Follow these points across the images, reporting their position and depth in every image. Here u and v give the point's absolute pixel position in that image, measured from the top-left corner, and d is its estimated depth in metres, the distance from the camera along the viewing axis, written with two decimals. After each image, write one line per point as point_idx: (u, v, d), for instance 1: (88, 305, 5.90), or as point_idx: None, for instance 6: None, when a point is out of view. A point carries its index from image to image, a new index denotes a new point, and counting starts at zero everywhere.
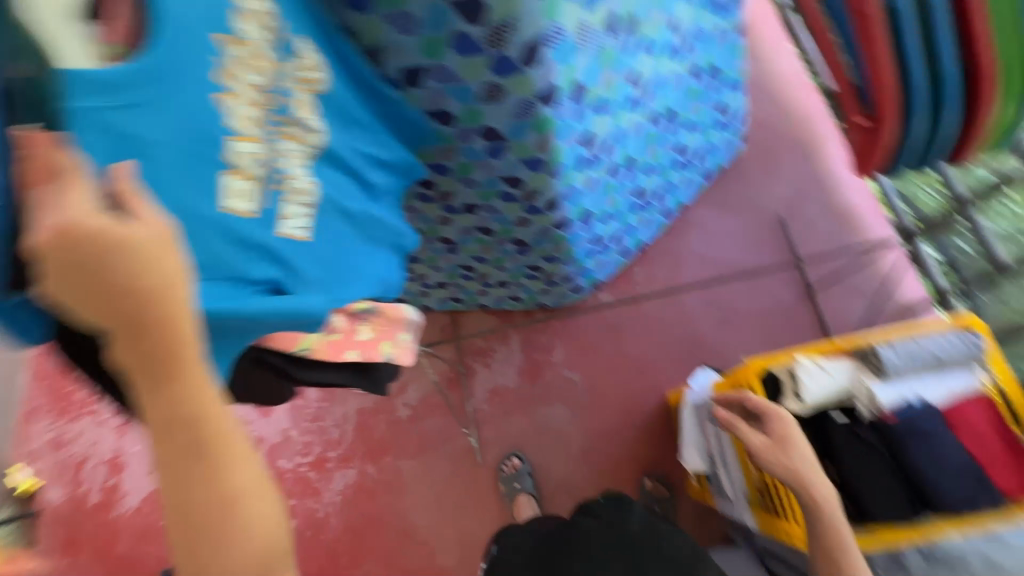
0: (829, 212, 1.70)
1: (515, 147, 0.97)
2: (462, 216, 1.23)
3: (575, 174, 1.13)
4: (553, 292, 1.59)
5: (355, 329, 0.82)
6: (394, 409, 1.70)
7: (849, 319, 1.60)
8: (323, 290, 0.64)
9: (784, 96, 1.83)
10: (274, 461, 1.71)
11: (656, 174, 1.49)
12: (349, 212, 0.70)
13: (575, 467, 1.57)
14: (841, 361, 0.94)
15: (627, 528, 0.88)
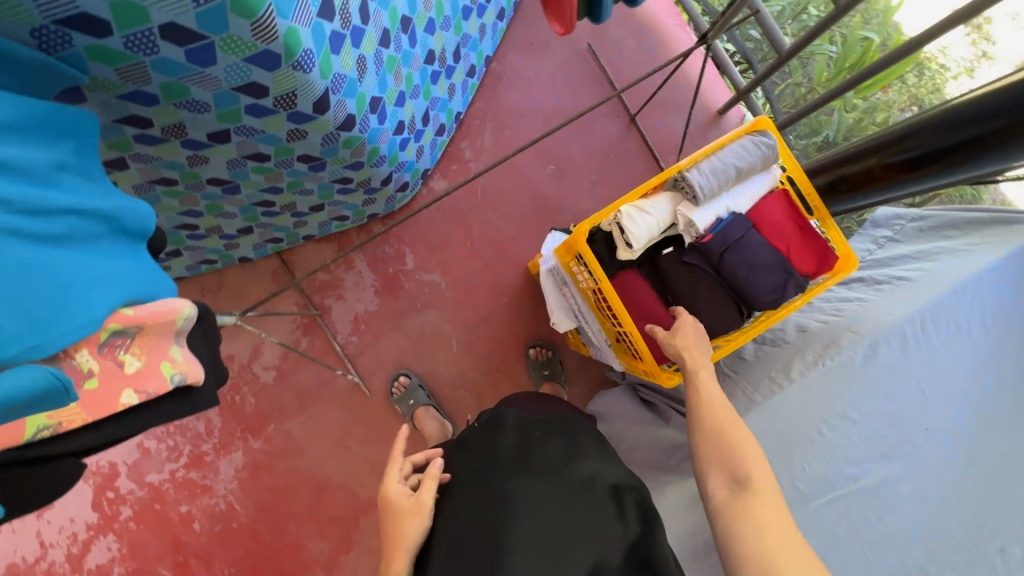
0: (633, 29, 1.62)
1: (224, 43, 0.72)
2: (216, 149, 0.96)
3: (334, 58, 0.89)
4: (379, 199, 1.41)
5: (120, 361, 0.63)
6: (257, 377, 1.53)
7: (673, 135, 1.63)
8: (45, 326, 0.52)
9: None
10: (144, 478, 1.52)
11: (443, 30, 1.27)
12: (5, 223, 0.51)
13: (464, 363, 1.57)
14: (659, 197, 0.88)
15: (496, 449, 0.80)
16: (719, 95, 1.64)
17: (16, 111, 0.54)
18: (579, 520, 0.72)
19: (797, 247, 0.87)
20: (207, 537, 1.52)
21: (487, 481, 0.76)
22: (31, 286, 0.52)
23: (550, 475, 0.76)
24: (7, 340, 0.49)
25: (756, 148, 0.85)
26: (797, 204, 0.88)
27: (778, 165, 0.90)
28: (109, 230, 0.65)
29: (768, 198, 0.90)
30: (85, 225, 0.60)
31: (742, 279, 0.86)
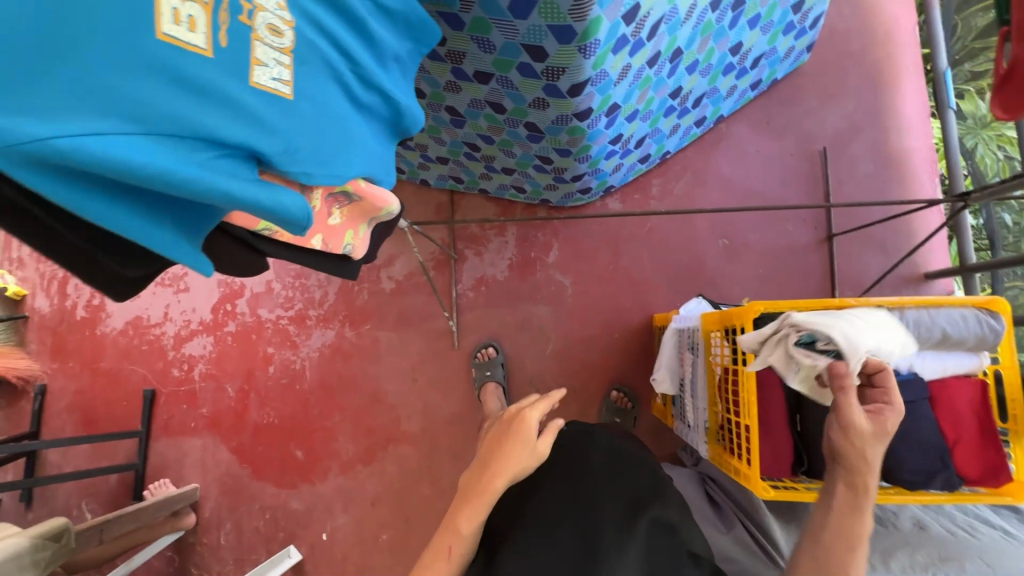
0: (878, 154, 1.53)
1: (543, 7, 0.81)
2: (471, 86, 1.07)
3: (609, 57, 0.96)
4: (560, 190, 1.48)
5: (331, 214, 0.75)
6: (379, 280, 1.68)
7: (862, 273, 1.52)
8: (321, 165, 0.56)
9: (872, 6, 1.56)
10: (255, 309, 1.73)
11: (700, 75, 1.30)
12: (343, 74, 0.59)
13: (548, 368, 1.59)
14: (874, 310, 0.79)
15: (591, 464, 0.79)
16: (936, 260, 1.49)
17: (407, 6, 0.64)
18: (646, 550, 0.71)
19: (966, 444, 0.78)
20: (273, 383, 1.71)
21: (575, 497, 0.75)
22: (333, 133, 0.58)
23: (642, 509, 0.72)
24: (297, 162, 0.54)
25: (977, 325, 0.77)
26: (990, 401, 0.79)
27: (990, 354, 0.81)
28: (389, 130, 0.72)
29: (959, 379, 0.81)
30: (383, 108, 0.67)
31: (889, 443, 0.79)
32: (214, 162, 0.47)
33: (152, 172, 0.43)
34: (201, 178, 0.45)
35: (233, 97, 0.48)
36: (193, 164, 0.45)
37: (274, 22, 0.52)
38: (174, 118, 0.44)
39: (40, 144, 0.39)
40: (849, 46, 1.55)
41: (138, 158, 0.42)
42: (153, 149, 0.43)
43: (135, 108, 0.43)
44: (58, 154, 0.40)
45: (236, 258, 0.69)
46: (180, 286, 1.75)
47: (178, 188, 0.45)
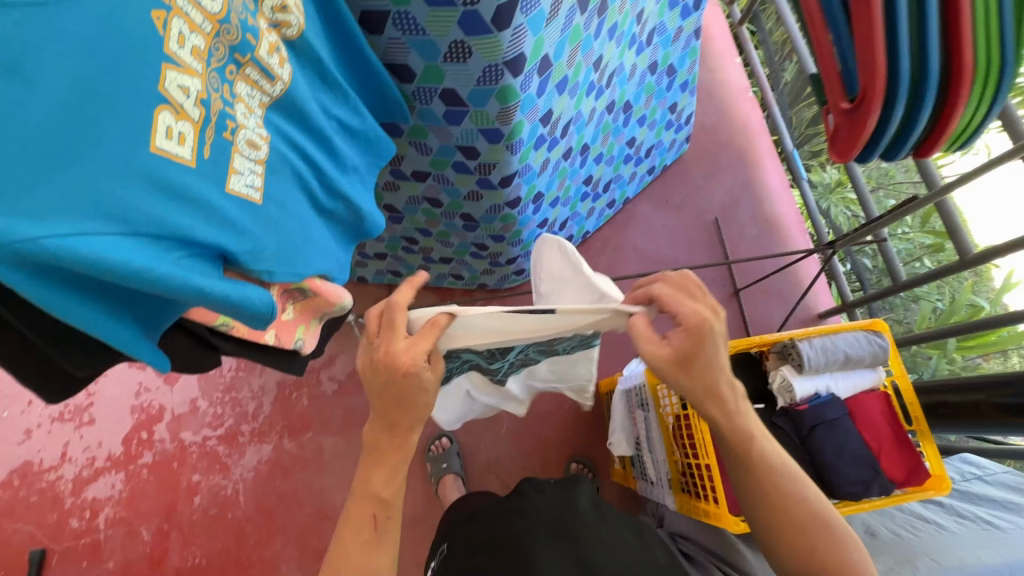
0: (758, 220, 1.81)
1: (475, 114, 0.93)
2: (409, 184, 1.16)
3: (532, 152, 1.10)
4: (496, 273, 1.57)
5: (285, 309, 0.70)
6: (319, 383, 1.61)
7: (768, 321, 1.72)
8: (282, 263, 0.59)
9: (728, 106, 1.92)
10: (177, 433, 1.57)
11: (606, 164, 1.50)
12: (308, 182, 0.64)
13: (505, 450, 1.57)
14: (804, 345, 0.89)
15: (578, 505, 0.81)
16: (824, 302, 1.73)
17: (366, 126, 0.72)
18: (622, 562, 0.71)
19: (887, 449, 0.88)
20: (200, 516, 1.51)
21: (564, 532, 0.75)
22: (294, 233, 0.61)
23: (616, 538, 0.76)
24: (264, 261, 0.56)
25: (870, 344, 0.91)
26: (896, 408, 0.91)
27: (885, 367, 0.95)
28: (343, 233, 0.76)
29: (868, 393, 0.94)
30: (344, 212, 0.72)
31: (828, 459, 0.88)
32: (188, 261, 0.46)
33: (130, 270, 0.41)
34: (180, 276, 0.44)
35: (211, 202, 0.49)
36: (169, 263, 0.44)
37: (252, 137, 0.55)
38: (157, 220, 0.43)
39: (15, 245, 0.36)
40: (717, 137, 1.89)
41: (121, 258, 0.40)
42: (134, 249, 0.42)
43: (119, 208, 0.41)
44: (32, 255, 0.37)
45: (190, 356, 0.65)
46: (83, 419, 1.56)
47: (155, 287, 0.43)
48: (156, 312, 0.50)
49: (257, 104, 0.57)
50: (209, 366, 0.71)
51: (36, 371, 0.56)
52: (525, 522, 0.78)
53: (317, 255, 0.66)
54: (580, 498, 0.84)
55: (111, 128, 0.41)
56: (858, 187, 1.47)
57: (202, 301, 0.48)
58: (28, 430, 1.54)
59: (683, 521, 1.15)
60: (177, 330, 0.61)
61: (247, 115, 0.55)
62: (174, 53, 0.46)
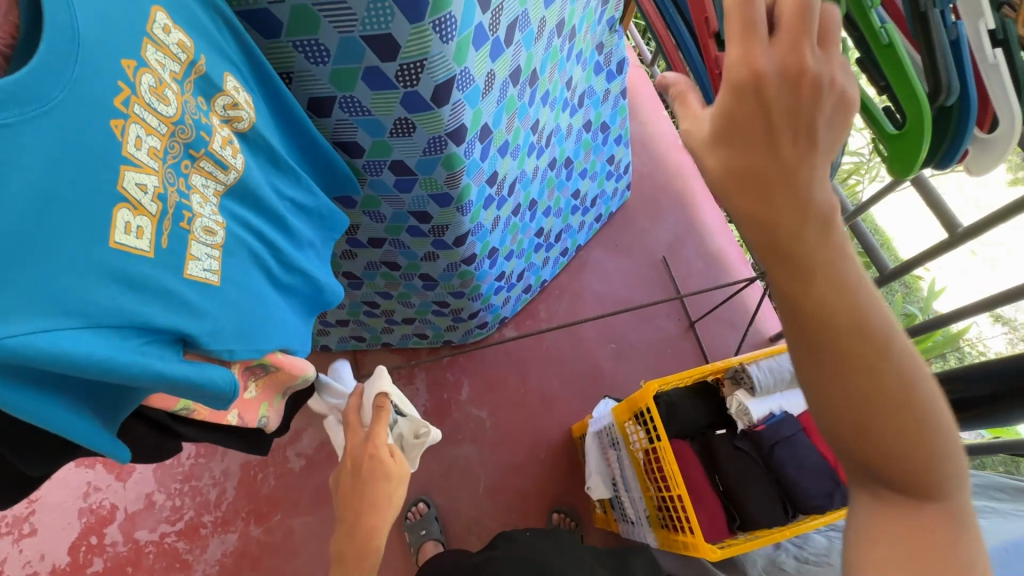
0: (703, 255, 1.93)
1: (424, 181, 0.99)
2: (367, 250, 1.20)
3: (482, 211, 1.17)
4: (460, 329, 1.59)
5: (247, 388, 0.70)
6: (286, 460, 1.55)
7: (725, 348, 1.80)
8: (241, 341, 0.60)
9: (661, 154, 2.08)
10: (131, 533, 1.46)
11: (555, 215, 1.59)
12: (264, 260, 0.67)
13: (484, 508, 1.54)
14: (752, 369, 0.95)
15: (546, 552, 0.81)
16: (772, 326, 1.83)
17: (317, 202, 0.76)
18: None
19: (843, 458, 0.93)
20: None
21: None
22: (253, 311, 0.63)
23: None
24: (223, 340, 0.57)
25: None
26: None
27: None
28: (304, 307, 0.78)
29: None
30: (301, 286, 0.74)
31: (791, 475, 0.92)
32: (146, 347, 0.47)
33: (90, 360, 0.42)
34: (139, 363, 0.46)
35: (170, 288, 0.51)
36: (128, 350, 0.45)
37: (209, 224, 0.58)
38: (116, 309, 0.45)
39: None
40: (655, 182, 2.03)
41: (80, 349, 0.41)
42: (93, 340, 0.43)
43: (78, 304, 0.42)
44: None
45: (150, 446, 0.63)
46: (23, 531, 1.42)
47: (113, 376, 0.44)
48: (115, 401, 0.50)
49: (211, 193, 0.60)
50: (171, 452, 0.69)
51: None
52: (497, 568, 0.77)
53: (278, 330, 0.67)
54: (551, 547, 0.83)
55: (75, 229, 0.43)
56: None
57: (162, 385, 0.49)
58: None
59: (669, 558, 1.14)
60: (136, 419, 0.60)
61: (203, 205, 0.58)
62: (133, 153, 0.49)
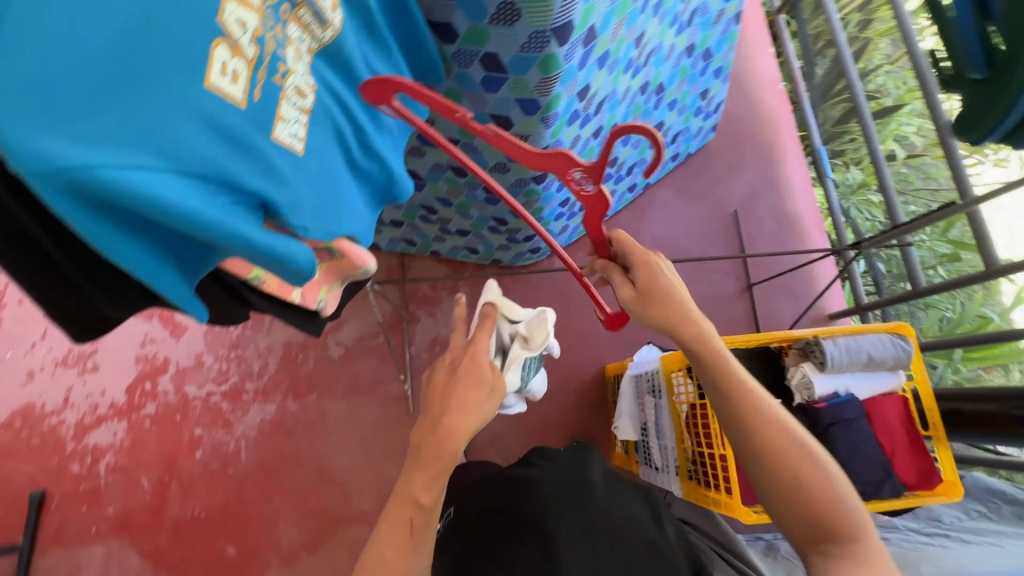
0: (778, 216, 1.79)
1: (513, 82, 0.90)
2: (436, 150, 1.13)
3: (565, 127, 1.08)
4: (511, 250, 1.55)
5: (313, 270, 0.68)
6: (326, 347, 1.61)
7: (779, 317, 1.72)
8: (317, 220, 0.56)
9: (756, 98, 1.88)
10: (181, 386, 1.56)
11: (632, 146, 1.47)
12: (347, 138, 0.62)
13: (507, 427, 1.58)
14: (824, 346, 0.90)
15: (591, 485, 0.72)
16: (836, 304, 1.72)
17: None
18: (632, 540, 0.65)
19: (902, 452, 0.89)
20: (200, 469, 1.52)
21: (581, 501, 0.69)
22: (330, 190, 0.59)
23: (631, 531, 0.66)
24: (303, 215, 0.53)
25: (893, 347, 0.90)
26: (912, 413, 0.91)
27: (905, 372, 0.94)
28: (375, 199, 0.73)
29: (886, 395, 0.94)
30: (377, 174, 0.69)
31: (843, 459, 0.88)
32: (232, 207, 0.44)
33: (180, 210, 0.39)
34: (226, 222, 0.42)
35: (258, 147, 0.47)
36: (216, 209, 0.42)
37: (299, 84, 0.54)
38: (207, 160, 0.42)
39: (72, 172, 0.34)
40: (743, 128, 1.85)
41: (170, 197, 0.38)
42: (183, 188, 0.39)
43: (170, 145, 0.39)
44: (84, 185, 0.35)
45: (219, 308, 0.63)
46: (87, 366, 1.55)
47: (200, 231, 0.41)
48: (199, 256, 0.48)
49: (305, 49, 0.55)
50: (234, 321, 0.69)
51: (69, 311, 0.55)
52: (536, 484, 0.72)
53: (349, 216, 0.63)
54: (591, 475, 0.76)
55: (167, 63, 0.40)
56: (885, 189, 1.45)
57: (244, 251, 0.46)
58: (30, 373, 1.53)
59: (686, 507, 1.16)
60: (211, 279, 0.60)
61: (296, 61, 0.53)
62: None
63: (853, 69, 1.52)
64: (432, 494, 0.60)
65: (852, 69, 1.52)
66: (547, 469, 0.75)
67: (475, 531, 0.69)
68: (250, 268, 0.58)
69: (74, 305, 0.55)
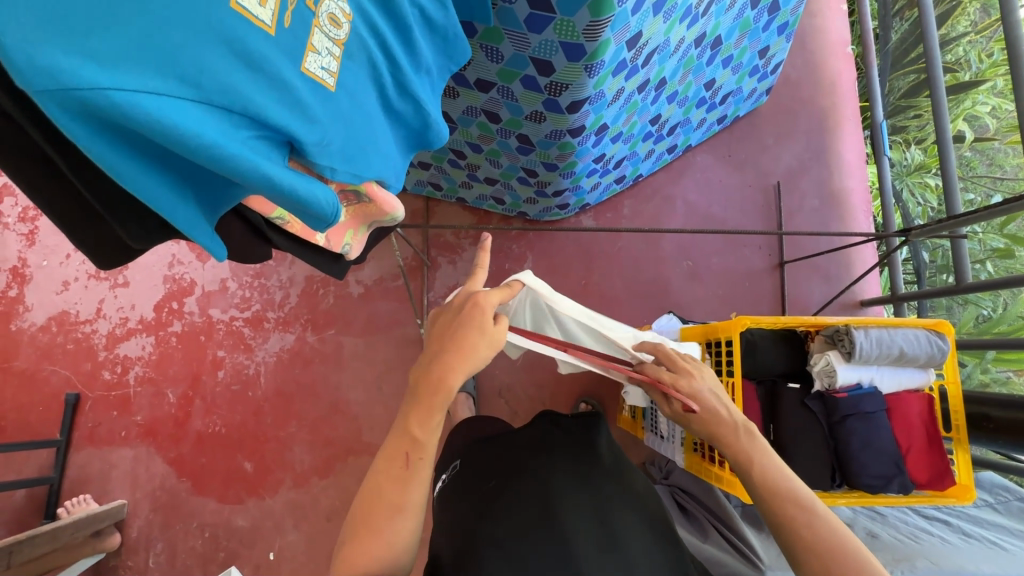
0: (823, 192, 1.70)
1: (560, 24, 0.84)
2: (470, 93, 1.08)
3: (609, 78, 1.01)
4: (539, 204, 1.51)
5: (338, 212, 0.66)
6: (346, 284, 1.63)
7: (807, 298, 1.66)
8: (345, 161, 0.53)
9: (819, 61, 1.74)
10: (206, 309, 1.61)
11: (678, 104, 1.38)
12: (382, 75, 0.58)
13: (518, 380, 1.59)
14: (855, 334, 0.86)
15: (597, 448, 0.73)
16: (870, 290, 1.66)
17: (448, 21, 0.65)
18: (631, 512, 0.66)
19: (918, 449, 0.87)
20: (222, 389, 1.59)
21: (591, 471, 0.69)
22: (360, 133, 0.56)
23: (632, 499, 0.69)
24: (331, 155, 0.50)
25: (929, 345, 0.86)
26: (935, 410, 0.89)
27: (936, 370, 0.91)
28: (406, 145, 0.70)
29: (911, 392, 0.91)
30: (410, 117, 0.66)
31: (854, 450, 0.87)
32: (256, 143, 0.42)
33: (199, 143, 0.37)
34: (249, 159, 0.40)
35: (287, 78, 0.44)
36: (238, 142, 0.40)
37: (334, 12, 0.50)
38: (230, 90, 0.39)
39: (84, 93, 0.33)
40: (800, 93, 1.73)
41: (190, 128, 0.36)
42: (203, 119, 0.37)
43: (192, 71, 0.37)
44: (97, 107, 0.34)
45: (241, 243, 0.62)
46: (118, 280, 1.60)
47: (219, 166, 0.39)
48: (222, 191, 0.47)
49: None
50: (258, 259, 0.69)
51: (89, 232, 0.55)
52: (547, 448, 0.72)
53: (379, 161, 0.60)
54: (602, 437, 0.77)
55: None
56: (945, 174, 1.34)
57: (267, 191, 0.44)
58: (66, 282, 1.59)
59: (685, 477, 1.17)
60: (233, 214, 0.59)
61: None
62: None
63: (935, 36, 1.38)
64: (426, 430, 0.59)
65: (933, 35, 1.38)
66: (556, 427, 0.77)
67: (479, 483, 0.73)
68: (274, 208, 0.56)
69: (92, 226, 0.55)
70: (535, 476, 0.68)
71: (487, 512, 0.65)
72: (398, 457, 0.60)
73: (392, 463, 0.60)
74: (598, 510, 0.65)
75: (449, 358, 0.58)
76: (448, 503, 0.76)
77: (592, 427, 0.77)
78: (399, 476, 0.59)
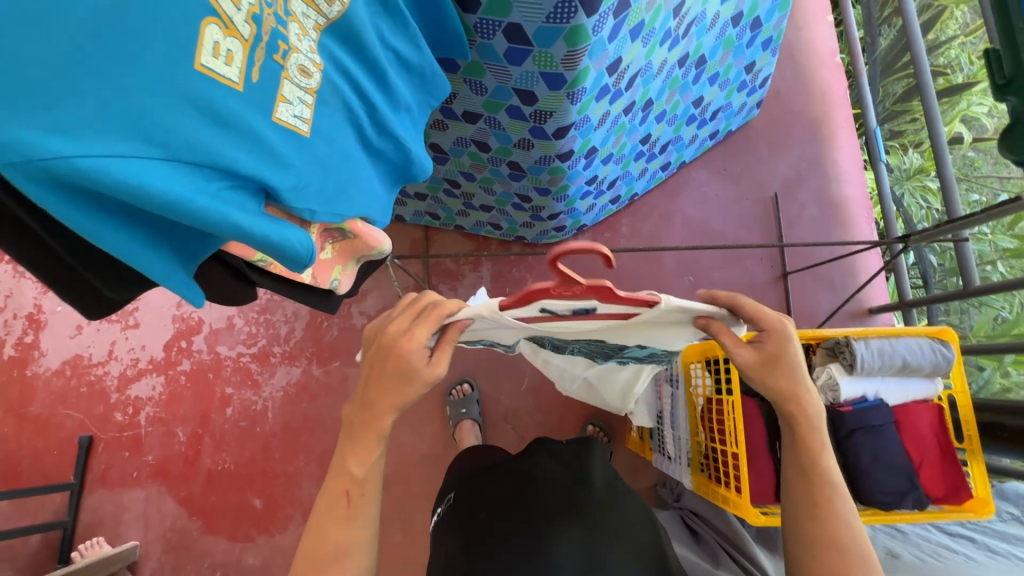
0: (822, 201, 1.69)
1: (538, 56, 0.86)
2: (458, 124, 1.11)
3: (592, 103, 1.03)
4: (535, 227, 1.52)
5: (323, 249, 0.68)
6: (349, 315, 1.64)
7: (813, 309, 1.64)
8: (324, 203, 0.55)
9: (810, 71, 1.75)
10: (214, 346, 1.63)
11: (667, 123, 1.40)
12: (358, 116, 0.60)
13: (524, 404, 1.58)
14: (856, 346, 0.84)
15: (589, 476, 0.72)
16: (877, 296, 1.63)
17: (423, 60, 0.67)
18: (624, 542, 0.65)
19: (931, 463, 0.84)
20: (231, 425, 1.60)
21: (580, 496, 0.68)
22: (339, 173, 0.57)
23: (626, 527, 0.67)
24: (307, 198, 0.52)
25: (932, 353, 0.84)
26: (946, 420, 0.86)
27: (944, 379, 0.88)
28: (391, 180, 0.72)
29: (919, 403, 0.88)
30: (392, 153, 0.67)
31: (863, 465, 0.84)
32: (227, 194, 0.43)
33: (167, 199, 0.39)
34: (218, 211, 0.42)
35: (256, 130, 0.46)
36: (207, 195, 0.41)
37: (305, 64, 0.52)
38: (197, 145, 0.41)
39: (52, 162, 0.35)
40: (792, 104, 1.73)
41: (157, 185, 0.38)
42: (171, 176, 0.39)
43: (159, 132, 0.39)
44: (66, 174, 0.36)
45: (224, 286, 0.64)
46: (129, 322, 1.64)
47: (189, 219, 0.41)
48: (201, 241, 0.48)
49: (312, 26, 0.54)
50: (243, 301, 0.70)
51: (75, 289, 0.57)
52: (536, 477, 0.72)
53: (361, 199, 0.62)
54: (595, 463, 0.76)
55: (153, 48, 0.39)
56: (942, 177, 1.33)
57: (242, 239, 0.46)
58: (78, 326, 1.63)
59: (697, 499, 1.14)
60: (214, 259, 0.60)
61: (300, 39, 0.52)
62: None
63: (920, 42, 1.39)
64: (364, 468, 0.67)
65: (919, 41, 1.39)
66: (549, 458, 0.76)
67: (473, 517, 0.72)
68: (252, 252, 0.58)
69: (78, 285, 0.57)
70: (525, 510, 0.67)
71: (481, 548, 0.65)
72: (340, 496, 0.66)
73: (335, 504, 0.66)
74: (588, 536, 0.64)
75: (385, 391, 0.66)
76: (443, 536, 0.76)
77: (584, 452, 0.77)
78: (344, 515, 0.66)
